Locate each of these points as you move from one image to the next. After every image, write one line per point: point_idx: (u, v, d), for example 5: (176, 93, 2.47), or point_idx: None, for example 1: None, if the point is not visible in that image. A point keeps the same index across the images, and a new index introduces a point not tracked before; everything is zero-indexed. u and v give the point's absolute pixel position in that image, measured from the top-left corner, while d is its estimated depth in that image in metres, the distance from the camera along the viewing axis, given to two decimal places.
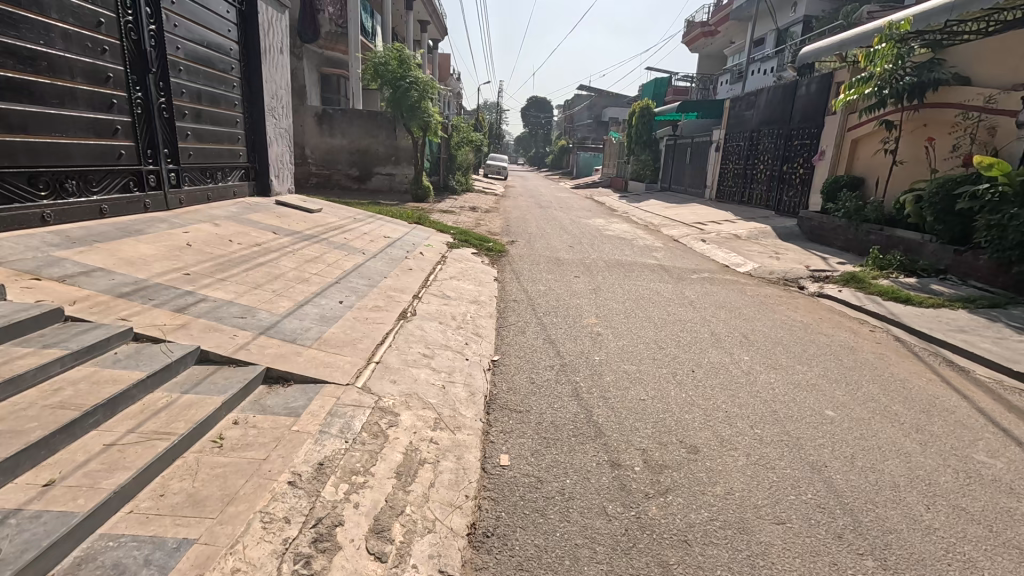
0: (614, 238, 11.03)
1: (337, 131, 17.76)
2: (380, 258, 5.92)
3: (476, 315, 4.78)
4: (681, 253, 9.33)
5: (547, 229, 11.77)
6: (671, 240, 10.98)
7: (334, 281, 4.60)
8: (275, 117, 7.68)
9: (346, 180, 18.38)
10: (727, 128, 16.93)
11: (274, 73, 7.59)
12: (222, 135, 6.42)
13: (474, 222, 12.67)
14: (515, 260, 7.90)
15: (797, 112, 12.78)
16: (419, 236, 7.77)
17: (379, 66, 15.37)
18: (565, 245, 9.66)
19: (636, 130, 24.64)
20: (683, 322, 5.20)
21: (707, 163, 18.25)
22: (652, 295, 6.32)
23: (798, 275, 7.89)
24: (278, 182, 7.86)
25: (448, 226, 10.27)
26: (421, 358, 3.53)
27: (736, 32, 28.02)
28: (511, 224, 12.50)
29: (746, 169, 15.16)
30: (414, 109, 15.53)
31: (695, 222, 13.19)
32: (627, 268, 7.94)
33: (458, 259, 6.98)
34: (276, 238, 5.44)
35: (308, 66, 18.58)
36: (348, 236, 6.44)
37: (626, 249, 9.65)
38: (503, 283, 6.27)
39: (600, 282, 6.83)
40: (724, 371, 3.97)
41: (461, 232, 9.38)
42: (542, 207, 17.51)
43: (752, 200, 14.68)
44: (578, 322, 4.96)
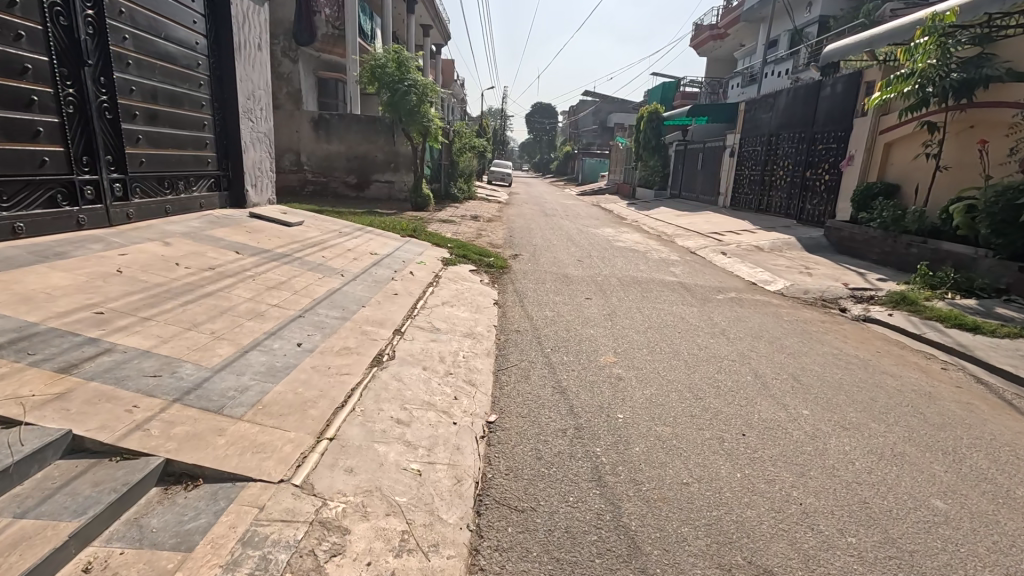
0: (627, 250, 10.21)
1: (334, 136, 17.18)
2: (363, 280, 5.12)
3: (470, 354, 3.96)
4: (702, 268, 8.49)
5: (554, 240, 10.97)
6: (688, 253, 10.14)
7: (298, 314, 3.80)
8: (252, 120, 6.96)
9: (344, 188, 17.68)
10: (741, 132, 16.13)
11: (251, 73, 6.85)
12: (183, 139, 5.66)
13: (475, 232, 11.88)
14: (519, 278, 7.10)
15: (821, 114, 11.94)
16: (412, 252, 6.97)
17: (376, 69, 14.61)
18: (573, 258, 8.85)
19: (644, 135, 23.88)
20: (717, 359, 4.37)
21: (721, 169, 17.40)
22: (676, 320, 5.50)
23: (836, 294, 7.02)
24: (255, 192, 7.10)
25: (447, 238, 9.47)
26: (393, 427, 2.70)
27: (747, 34, 27.23)
28: (514, 234, 11.71)
29: (764, 175, 14.29)
30: (413, 114, 14.78)
31: (711, 231, 12.35)
32: (643, 286, 7.13)
33: (454, 277, 6.19)
34: (238, 259, 4.65)
35: (304, 70, 17.94)
36: (327, 254, 5.65)
37: (640, 263, 8.82)
38: (504, 308, 5.48)
39: (614, 304, 6.01)
40: (783, 435, 3.12)
41: (460, 245, 8.57)
42: (548, 215, 16.74)
43: (772, 208, 13.81)
44: (592, 361, 4.12)
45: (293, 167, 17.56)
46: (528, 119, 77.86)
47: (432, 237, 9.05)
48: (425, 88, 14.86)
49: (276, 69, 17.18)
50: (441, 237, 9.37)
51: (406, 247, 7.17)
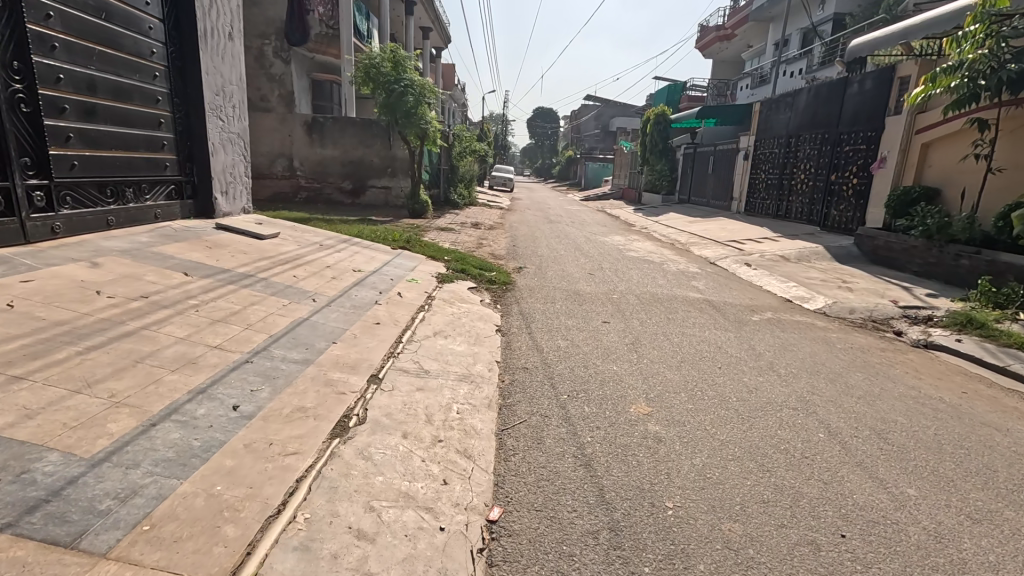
0: (641, 261, 9.38)
1: (328, 141, 16.47)
2: (338, 305, 4.27)
3: (465, 407, 3.10)
4: (727, 283, 7.65)
5: (561, 250, 10.14)
6: (707, 264, 9.31)
7: (245, 359, 2.95)
8: (223, 119, 6.16)
9: (338, 194, 17.00)
10: (755, 134, 15.32)
11: (220, 65, 6.05)
12: (132, 140, 4.85)
13: (476, 241, 11.06)
14: (525, 296, 6.26)
15: (847, 113, 11.12)
16: (403, 267, 6.13)
17: (370, 69, 13.82)
18: (584, 271, 8.02)
19: (650, 138, 23.10)
20: (774, 407, 3.52)
21: (734, 173, 16.57)
22: (712, 350, 4.64)
23: (886, 313, 6.16)
24: (225, 200, 6.28)
25: (445, 249, 8.65)
26: (350, 547, 1.84)
27: (755, 34, 26.45)
28: (518, 243, 10.88)
29: (782, 179, 13.46)
30: (411, 115, 13.98)
31: (729, 240, 11.51)
32: (667, 303, 6.30)
33: (450, 298, 5.34)
34: (185, 282, 3.83)
35: (297, 71, 17.20)
36: (300, 273, 4.82)
37: (658, 276, 7.99)
38: (510, 337, 4.63)
39: (637, 329, 5.15)
40: (896, 536, 2.26)
41: (459, 257, 7.73)
42: (553, 222, 15.93)
43: (792, 214, 12.95)
44: (620, 413, 3.27)
45: (286, 173, 16.80)
46: (530, 123, 77.30)
47: (428, 247, 8.24)
48: (422, 88, 14.08)
49: (268, 71, 16.44)
50: (438, 248, 8.55)
51: (396, 262, 6.34)
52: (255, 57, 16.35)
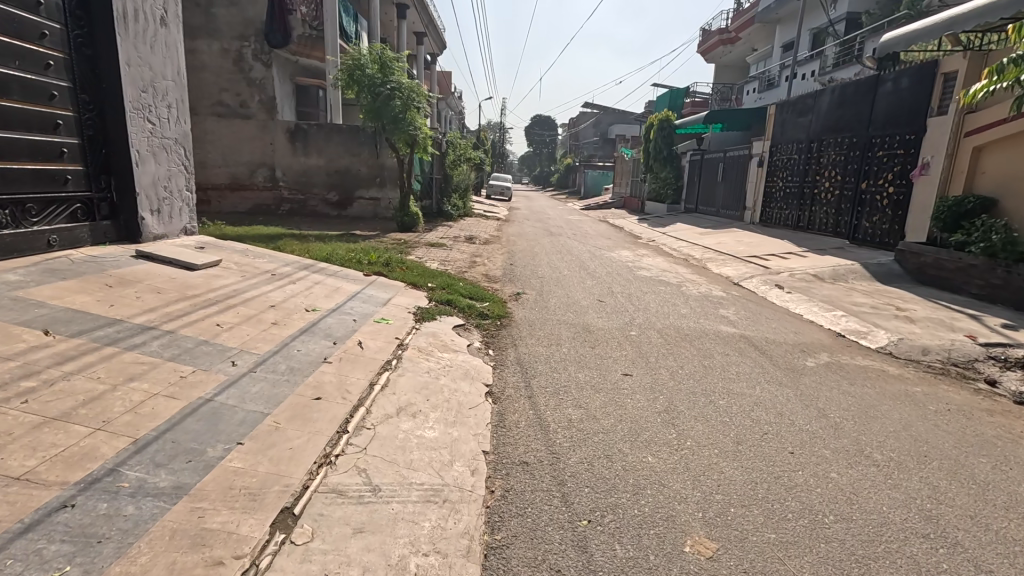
0: (656, 282, 8.29)
1: (312, 149, 15.63)
2: (266, 370, 3.10)
3: (426, 566, 1.94)
4: (759, 311, 6.55)
5: (564, 269, 9.03)
6: (729, 285, 8.23)
7: (62, 500, 1.79)
8: (153, 121, 5.06)
9: (324, 206, 16.05)
10: (769, 138, 14.29)
11: (149, 56, 4.96)
12: (9, 146, 3.73)
13: (470, 258, 9.94)
14: (524, 334, 5.12)
15: (880, 115, 10.03)
16: (371, 304, 4.96)
17: (353, 71, 12.72)
18: (593, 298, 6.88)
19: (654, 145, 22.06)
20: (895, 535, 2.36)
21: (747, 180, 15.49)
22: (770, 418, 3.51)
23: (965, 353, 5.03)
24: (157, 220, 5.16)
25: (432, 271, 7.50)
26: None
27: (761, 37, 25.52)
28: (516, 261, 9.77)
29: (803, 187, 12.38)
30: (398, 121, 12.89)
31: (748, 255, 10.45)
32: (697, 341, 5.19)
33: (426, 345, 4.19)
34: (39, 345, 2.70)
35: (280, 75, 16.18)
36: (228, 318, 3.69)
37: (679, 302, 6.88)
38: (504, 405, 3.48)
39: (667, 384, 4.01)
40: None
41: (446, 282, 6.58)
42: (554, 234, 14.85)
43: (815, 225, 11.84)
44: (671, 563, 2.11)
45: (267, 183, 15.85)
46: (528, 131, 76.72)
47: (411, 269, 7.10)
48: (411, 91, 12.99)
49: (248, 75, 15.44)
50: (422, 270, 7.41)
51: (364, 296, 5.18)
52: (234, 60, 15.34)
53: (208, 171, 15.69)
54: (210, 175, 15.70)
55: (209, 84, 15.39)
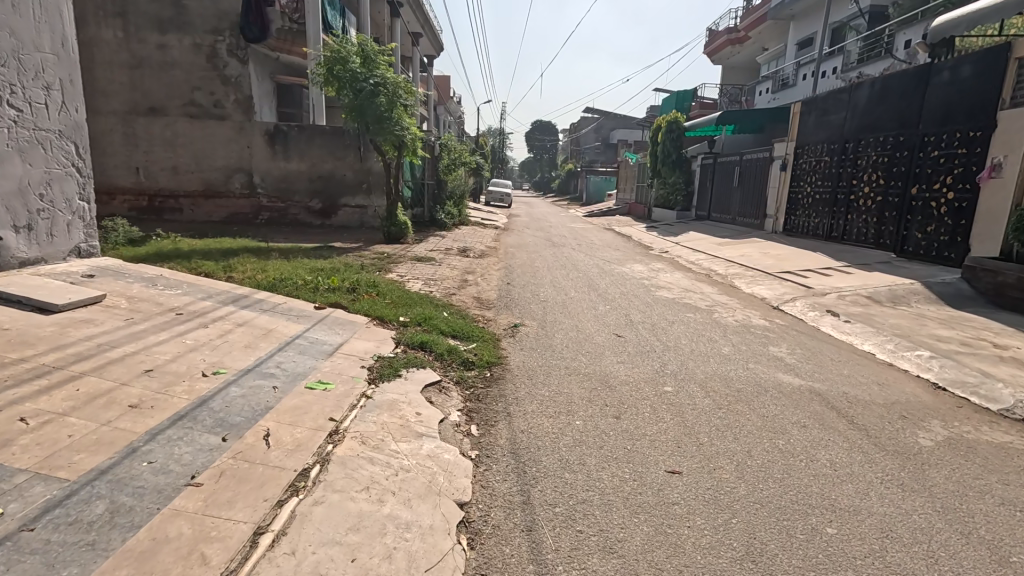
0: (680, 305, 7.00)
1: (293, 152, 14.45)
2: (57, 520, 1.76)
3: None
4: (815, 348, 5.26)
5: (570, 289, 7.72)
6: (766, 310, 6.93)
7: None
8: (19, 108, 3.95)
9: (307, 214, 14.82)
10: (793, 139, 13.00)
11: (10, 23, 3.87)
12: None
13: (462, 275, 8.64)
14: (522, 393, 3.78)
15: (934, 109, 8.71)
16: (309, 356, 3.57)
17: (332, 65, 11.37)
18: (608, 331, 5.56)
19: (662, 148, 20.76)
20: None
21: (768, 185, 14.18)
22: (917, 569, 2.16)
23: None
24: (27, 237, 4.01)
25: (410, 295, 6.15)
26: None
27: (772, 35, 24.34)
28: (514, 278, 8.46)
29: (836, 193, 11.04)
30: (383, 121, 11.58)
31: (779, 271, 9.17)
32: (752, 400, 3.86)
33: (374, 428, 2.83)
34: None
35: (258, 73, 14.98)
36: (50, 402, 2.35)
37: (715, 335, 5.59)
38: (487, 556, 2.10)
39: (734, 492, 2.65)
40: None
41: (424, 312, 5.24)
42: (556, 244, 13.55)
43: (852, 235, 10.52)
44: None
45: (245, 190, 14.68)
46: (529, 137, 75.74)
47: (382, 295, 5.74)
48: (396, 88, 11.69)
49: (222, 72, 14.21)
50: (395, 294, 6.04)
51: (302, 342, 3.78)
52: (207, 56, 14.13)
53: (181, 178, 14.53)
54: (182, 181, 14.55)
55: (181, 83, 14.21)
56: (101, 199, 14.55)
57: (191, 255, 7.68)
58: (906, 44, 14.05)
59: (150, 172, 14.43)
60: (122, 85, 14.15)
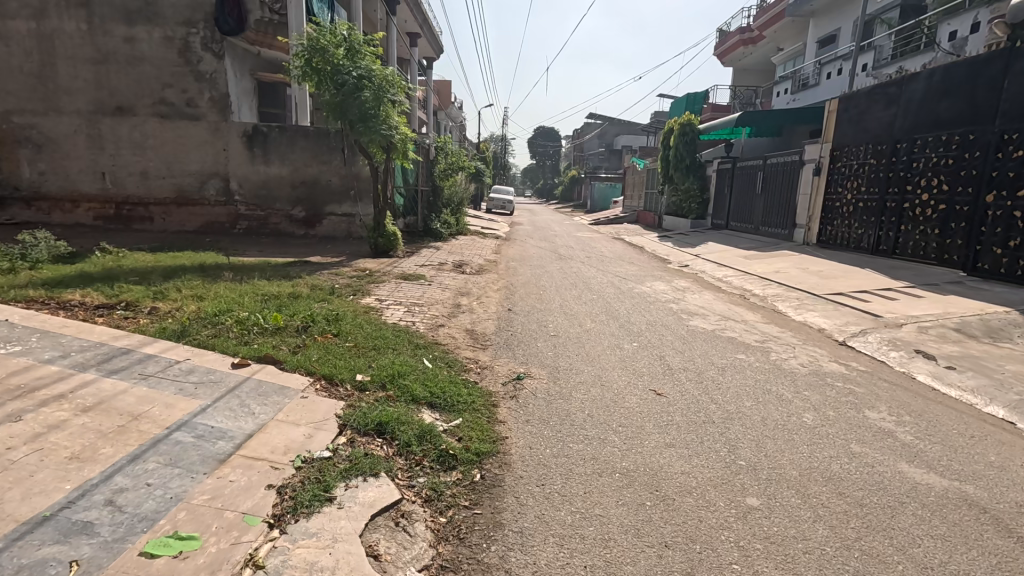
0: (724, 342, 5.61)
1: (273, 156, 13.18)
2: None
3: None
4: (925, 412, 3.87)
5: (586, 318, 6.33)
6: (833, 347, 5.54)
7: None
8: None
9: (289, 224, 13.53)
10: (828, 139, 11.65)
11: None
12: None
13: (454, 299, 7.26)
14: (528, 522, 2.37)
15: (1016, 102, 7.37)
16: (179, 471, 2.18)
17: (309, 56, 9.99)
18: (641, 385, 4.18)
19: (674, 153, 19.41)
20: None
21: (798, 192, 12.79)
22: None
23: None
24: None
25: (381, 334, 4.76)
26: None
27: (790, 34, 23.07)
28: (517, 303, 7.08)
29: (885, 201, 9.67)
30: (369, 118, 10.24)
31: (828, 292, 7.80)
32: (885, 527, 2.47)
33: None
34: None
35: (236, 69, 13.71)
36: None
37: (782, 391, 4.21)
38: None
39: None
40: None
41: (394, 365, 3.85)
42: (564, 257, 12.19)
43: (907, 249, 9.15)
44: None
45: (220, 197, 13.39)
46: (532, 143, 74.53)
47: (341, 337, 4.35)
48: (384, 82, 10.36)
49: (196, 67, 12.91)
50: (361, 332, 4.64)
51: (179, 438, 2.39)
52: (179, 50, 12.83)
53: (151, 183, 13.25)
54: (152, 187, 13.27)
55: (150, 79, 12.92)
56: (63, 207, 13.26)
57: (118, 277, 6.25)
58: (952, 35, 12.69)
59: (117, 177, 13.17)
60: (87, 82, 12.89)
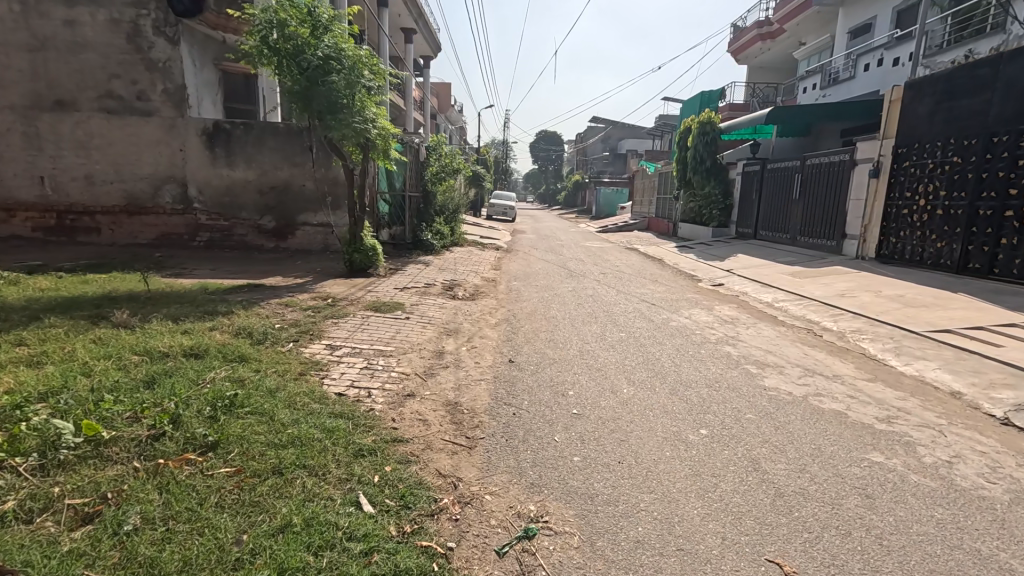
0: (834, 424, 3.72)
1: (238, 157, 11.45)
2: None
3: None
4: None
5: (616, 376, 4.46)
6: (993, 430, 3.69)
7: None
8: None
9: (258, 236, 11.77)
10: (889, 134, 9.79)
11: None
12: None
13: (435, 342, 5.40)
14: None
15: None
16: None
17: (266, 34, 8.12)
18: (746, 546, 2.34)
19: (692, 154, 17.51)
20: None
21: (848, 197, 10.90)
22: None
23: None
24: None
25: (300, 431, 2.96)
26: None
27: (813, 25, 21.32)
28: (520, 349, 5.20)
29: (978, 208, 7.86)
30: (342, 110, 8.41)
31: (929, 329, 5.94)
32: None
33: None
34: None
35: (196, 57, 12.00)
36: None
37: (1003, 557, 2.32)
38: None
39: None
40: None
41: (287, 535, 2.06)
42: (575, 274, 10.32)
43: (1015, 269, 7.34)
44: None
45: (178, 205, 11.60)
46: (533, 147, 72.70)
47: (216, 454, 2.55)
48: (357, 64, 8.58)
49: (147, 55, 11.15)
50: (264, 433, 2.84)
51: None
52: (127, 35, 11.08)
53: (97, 189, 11.45)
54: (99, 194, 11.47)
55: (95, 69, 11.16)
56: None
57: None
58: None
59: (59, 182, 11.39)
60: (21, 73, 11.13)
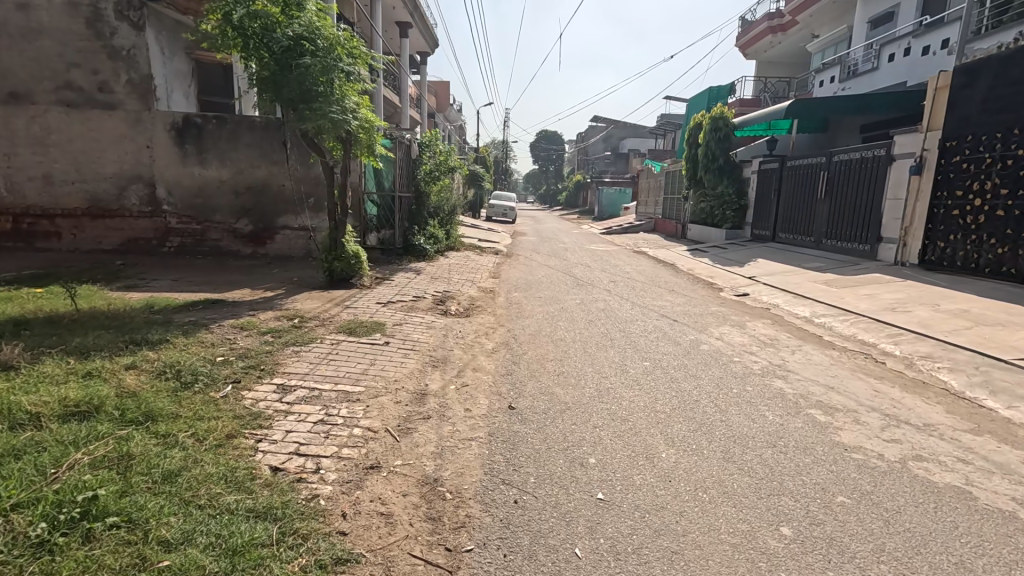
0: (964, 514, 2.65)
1: (210, 155, 10.42)
2: None
3: None
4: None
5: (648, 433, 3.39)
6: None
7: None
8: None
9: (233, 240, 10.73)
10: (934, 126, 8.72)
11: None
12: None
13: (417, 378, 4.34)
14: None
15: None
16: None
17: (230, 10, 7.01)
18: None
19: (703, 151, 16.44)
20: None
21: (884, 197, 9.82)
22: None
23: None
24: None
25: (184, 560, 1.92)
26: None
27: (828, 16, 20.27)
28: (521, 389, 4.13)
29: None
30: (319, 99, 7.37)
31: (1018, 356, 4.90)
32: None
33: None
34: None
35: (164, 45, 10.97)
36: None
37: None
38: None
39: None
40: None
41: None
42: (583, 283, 9.27)
43: None
44: None
45: (145, 207, 10.55)
46: (533, 147, 71.62)
47: None
48: (335, 47, 7.54)
49: (109, 42, 10.11)
50: None
51: None
52: (87, 19, 10.04)
53: (56, 190, 10.39)
54: (58, 196, 10.41)
55: (52, 58, 10.12)
56: None
57: None
58: None
59: (14, 183, 10.33)
60: None
